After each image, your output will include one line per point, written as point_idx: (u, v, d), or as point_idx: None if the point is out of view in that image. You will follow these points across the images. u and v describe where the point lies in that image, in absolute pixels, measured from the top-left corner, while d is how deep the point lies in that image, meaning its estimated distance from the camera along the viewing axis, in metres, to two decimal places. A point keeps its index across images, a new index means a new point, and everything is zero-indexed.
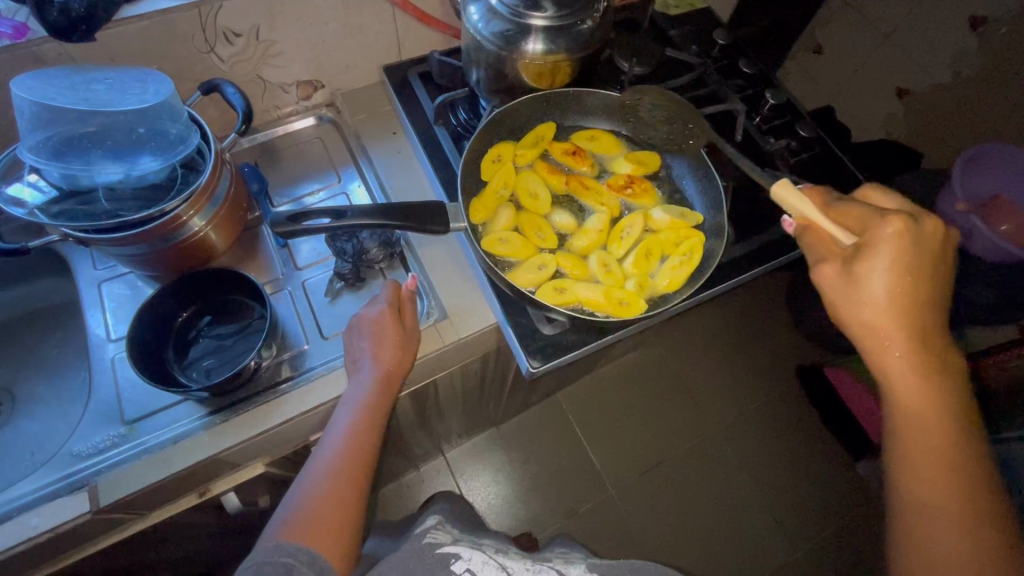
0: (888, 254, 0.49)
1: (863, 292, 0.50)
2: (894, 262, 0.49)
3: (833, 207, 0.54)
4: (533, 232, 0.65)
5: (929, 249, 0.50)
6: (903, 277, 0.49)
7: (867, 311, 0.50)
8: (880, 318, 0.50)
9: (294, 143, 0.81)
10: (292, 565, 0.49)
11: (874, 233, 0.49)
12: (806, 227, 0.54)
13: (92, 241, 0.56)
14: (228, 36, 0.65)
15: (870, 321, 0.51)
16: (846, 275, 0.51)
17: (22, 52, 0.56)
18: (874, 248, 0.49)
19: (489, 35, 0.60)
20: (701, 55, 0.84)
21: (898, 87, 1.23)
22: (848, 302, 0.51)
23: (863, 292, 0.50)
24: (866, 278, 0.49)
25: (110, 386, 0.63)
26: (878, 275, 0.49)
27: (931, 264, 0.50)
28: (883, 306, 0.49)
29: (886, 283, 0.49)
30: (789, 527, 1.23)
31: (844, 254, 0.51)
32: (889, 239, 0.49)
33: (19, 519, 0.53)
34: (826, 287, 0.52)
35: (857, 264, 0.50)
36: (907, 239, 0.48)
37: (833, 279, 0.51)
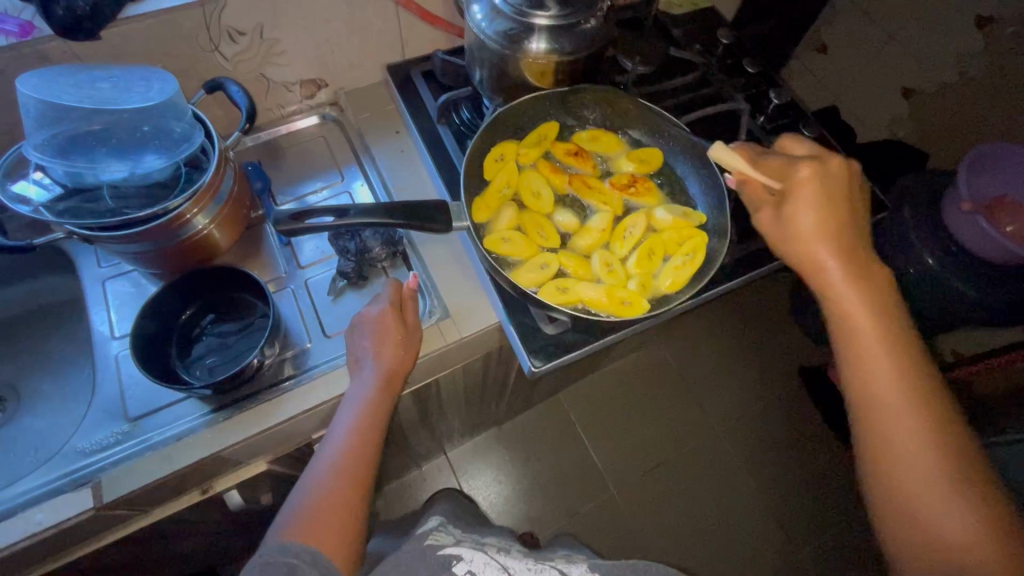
0: (804, 189, 0.55)
1: (796, 228, 0.55)
2: (816, 197, 0.54)
3: (758, 160, 0.59)
4: (535, 232, 0.65)
5: (842, 187, 0.56)
6: (823, 208, 0.54)
7: (813, 253, 0.55)
8: (812, 247, 0.55)
9: (297, 141, 0.81)
10: (296, 565, 0.49)
11: (794, 175, 0.56)
12: (743, 180, 0.59)
13: (96, 239, 0.56)
14: (232, 35, 0.65)
15: (804, 252, 0.55)
16: (780, 214, 0.56)
17: (28, 50, 0.57)
18: (796, 189, 0.55)
19: (492, 34, 0.60)
20: (705, 55, 0.84)
21: (904, 87, 1.23)
22: (785, 240, 0.56)
23: (795, 226, 0.55)
24: (792, 213, 0.55)
25: (113, 384, 0.64)
26: (805, 210, 0.54)
27: (847, 198, 0.56)
28: (811, 237, 0.54)
29: (810, 217, 0.54)
30: (791, 529, 1.23)
31: (775, 200, 0.57)
32: (806, 177, 0.55)
33: (23, 515, 0.54)
34: (765, 230, 0.58)
35: (788, 202, 0.55)
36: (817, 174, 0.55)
37: (768, 221, 0.57)
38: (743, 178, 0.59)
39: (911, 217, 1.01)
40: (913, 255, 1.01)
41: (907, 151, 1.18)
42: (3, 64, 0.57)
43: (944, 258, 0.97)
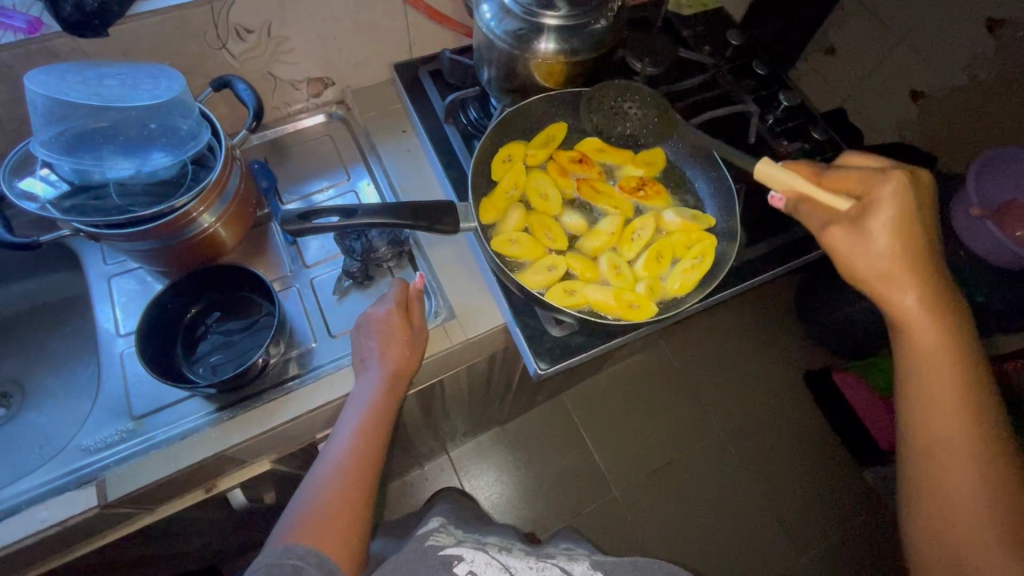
0: (892, 205, 0.50)
1: (875, 251, 0.51)
2: (902, 216, 0.50)
3: (828, 175, 0.55)
4: (543, 233, 0.64)
5: (926, 204, 0.52)
6: (908, 227, 0.50)
7: (894, 275, 0.51)
8: (893, 269, 0.51)
9: (303, 140, 0.81)
10: (301, 566, 0.49)
11: (878, 191, 0.51)
12: (799, 199, 0.54)
13: (103, 237, 0.56)
14: (240, 33, 0.65)
15: (883, 274, 0.51)
16: (858, 232, 0.51)
17: (36, 46, 0.57)
18: (877, 207, 0.51)
19: (502, 33, 0.59)
20: (714, 56, 0.83)
21: (912, 89, 1.22)
22: (862, 260, 0.52)
23: (875, 247, 0.51)
24: (874, 232, 0.51)
25: (118, 381, 0.64)
26: (887, 231, 0.50)
27: (929, 218, 0.52)
28: (893, 258, 0.50)
29: (893, 235, 0.50)
30: (794, 532, 1.22)
31: (850, 215, 0.52)
32: (893, 195, 0.50)
33: (28, 512, 0.54)
34: (837, 248, 0.53)
35: (869, 221, 0.51)
36: (906, 189, 0.50)
37: (844, 238, 0.52)
38: (802, 195, 0.54)
39: None
40: None
41: (916, 154, 1.17)
42: (11, 60, 0.57)
43: (953, 262, 0.97)
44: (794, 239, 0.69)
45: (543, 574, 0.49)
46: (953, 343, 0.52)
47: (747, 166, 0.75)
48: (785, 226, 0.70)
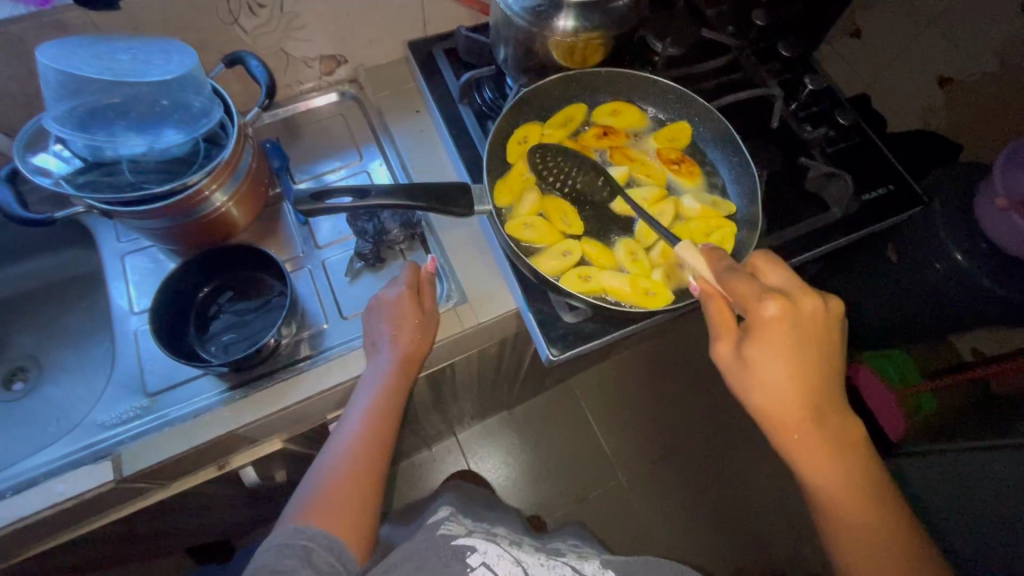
0: (770, 332, 0.46)
1: (753, 380, 0.47)
2: (778, 347, 0.46)
3: (723, 275, 0.49)
4: (558, 217, 0.63)
5: (812, 330, 0.47)
6: (788, 359, 0.46)
7: (777, 410, 0.48)
8: (772, 404, 0.48)
9: (315, 120, 0.80)
10: (311, 548, 0.50)
11: (755, 315, 0.46)
12: (706, 297, 0.50)
13: (116, 214, 0.55)
14: (251, 7, 0.64)
15: (763, 406, 0.48)
16: (739, 359, 0.48)
17: (47, 19, 0.56)
18: (757, 328, 0.47)
19: (520, 10, 0.58)
20: (737, 36, 0.81)
21: (940, 75, 1.17)
22: (743, 388, 0.48)
23: (754, 378, 0.47)
24: (754, 358, 0.47)
25: (132, 359, 0.64)
26: (766, 361, 0.46)
27: (816, 343, 0.47)
28: (772, 392, 0.47)
29: (773, 366, 0.46)
30: (801, 522, 1.22)
31: (734, 332, 0.48)
32: (770, 321, 0.46)
33: (45, 485, 0.55)
34: (722, 366, 0.49)
35: (747, 350, 0.47)
36: (788, 317, 0.46)
37: (726, 358, 0.48)
38: (707, 293, 0.50)
39: (943, 210, 0.97)
40: (941, 252, 0.98)
41: (942, 143, 1.13)
42: (22, 33, 0.56)
43: (973, 254, 0.94)
44: (815, 226, 0.68)
45: (554, 571, 0.50)
46: (839, 451, 0.50)
47: (769, 152, 0.73)
48: (805, 215, 0.69)
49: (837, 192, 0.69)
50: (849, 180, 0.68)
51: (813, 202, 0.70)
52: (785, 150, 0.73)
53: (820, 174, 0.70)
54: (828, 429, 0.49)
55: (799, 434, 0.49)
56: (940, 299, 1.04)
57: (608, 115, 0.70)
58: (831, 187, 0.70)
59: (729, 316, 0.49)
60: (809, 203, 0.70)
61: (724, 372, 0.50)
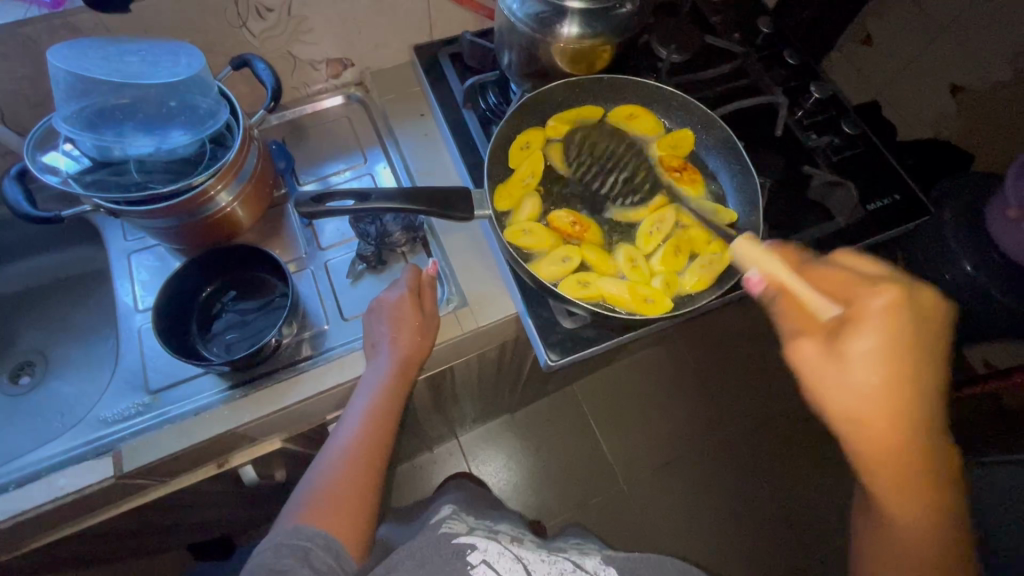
0: (879, 329, 0.42)
1: (848, 379, 0.42)
2: (891, 344, 0.42)
3: (814, 273, 0.46)
4: (558, 221, 0.63)
5: (927, 329, 0.44)
6: (900, 359, 0.42)
7: (874, 421, 0.43)
8: (871, 411, 0.43)
9: (321, 121, 0.80)
10: (310, 548, 0.50)
11: (864, 305, 0.43)
12: (779, 289, 0.46)
13: (123, 213, 0.56)
14: (259, 11, 0.65)
15: (860, 414, 0.43)
16: (833, 356, 0.43)
17: (59, 21, 0.57)
18: (864, 323, 0.42)
19: (523, 17, 0.58)
20: (743, 43, 0.80)
21: (953, 85, 1.16)
22: (839, 394, 0.43)
23: (855, 379, 0.42)
24: (854, 356, 0.42)
25: (136, 356, 0.65)
26: (868, 359, 0.42)
27: (931, 344, 0.44)
28: (875, 396, 0.42)
29: (880, 367, 0.42)
30: (803, 533, 1.20)
31: (828, 327, 0.44)
32: (881, 313, 0.42)
33: (48, 479, 0.55)
34: (802, 365, 0.44)
35: (848, 344, 0.42)
36: (903, 309, 0.42)
37: (813, 356, 0.44)
38: (783, 287, 0.46)
39: (952, 220, 0.96)
40: (950, 262, 0.96)
41: (952, 152, 1.12)
42: (35, 34, 0.57)
43: (983, 265, 0.93)
44: (817, 235, 0.67)
45: (555, 566, 0.49)
46: (931, 481, 0.45)
47: (773, 159, 0.72)
48: (806, 224, 0.69)
49: (840, 201, 0.69)
50: (853, 189, 0.69)
51: (815, 211, 0.69)
52: (790, 158, 0.73)
53: (824, 181, 0.70)
54: (931, 453, 0.44)
55: (897, 450, 0.44)
56: (950, 311, 1.03)
57: (622, 118, 0.69)
58: (834, 195, 0.69)
59: (810, 313, 0.44)
60: (811, 211, 0.70)
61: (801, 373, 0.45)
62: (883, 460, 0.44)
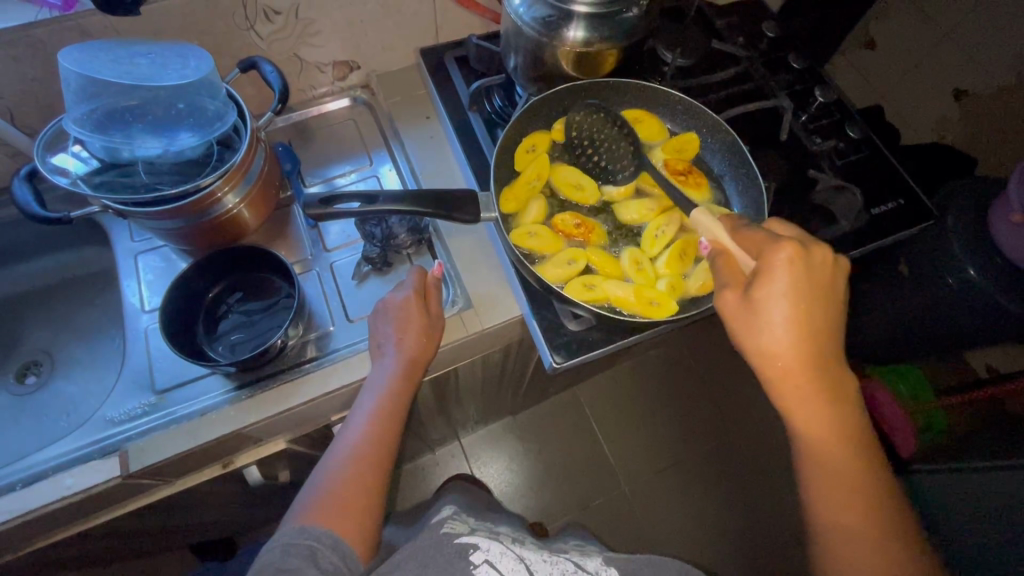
0: (784, 278, 0.45)
1: (759, 322, 0.46)
2: (789, 289, 0.45)
3: (739, 233, 0.50)
4: (564, 224, 0.63)
5: (822, 279, 0.46)
6: (799, 304, 0.45)
7: (781, 356, 0.47)
8: (778, 347, 0.47)
9: (327, 124, 0.81)
10: (317, 548, 0.50)
11: (768, 258, 0.46)
12: (715, 252, 0.50)
13: (131, 214, 0.57)
14: (267, 14, 0.65)
15: (769, 350, 0.47)
16: (747, 304, 0.47)
17: (69, 24, 0.58)
18: (770, 273, 0.45)
19: (530, 20, 0.58)
20: (748, 48, 0.81)
21: (956, 89, 1.16)
22: (748, 333, 0.47)
23: (759, 320, 0.46)
24: (764, 304, 0.46)
25: (142, 356, 0.65)
26: (773, 303, 0.46)
27: (823, 291, 0.47)
28: (782, 336, 0.46)
29: (784, 311, 0.45)
30: (805, 537, 1.20)
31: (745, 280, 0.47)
32: (783, 264, 0.45)
33: (54, 479, 0.56)
34: (726, 314, 0.48)
35: (755, 292, 0.46)
36: (800, 263, 0.45)
37: (733, 305, 0.47)
38: (717, 248, 0.50)
39: (955, 225, 0.96)
40: (953, 266, 0.96)
41: (956, 156, 1.12)
42: (45, 36, 0.58)
43: (986, 269, 0.93)
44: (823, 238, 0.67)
45: (557, 568, 0.49)
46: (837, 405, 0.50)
47: (777, 163, 0.73)
48: (813, 227, 0.69)
49: (845, 206, 0.68)
50: (858, 194, 0.68)
51: (822, 214, 0.69)
52: (795, 160, 0.73)
53: (828, 187, 0.70)
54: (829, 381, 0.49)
55: (795, 383, 0.48)
56: (954, 315, 1.03)
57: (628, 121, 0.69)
58: (839, 200, 0.69)
59: (738, 270, 0.49)
60: (818, 215, 0.69)
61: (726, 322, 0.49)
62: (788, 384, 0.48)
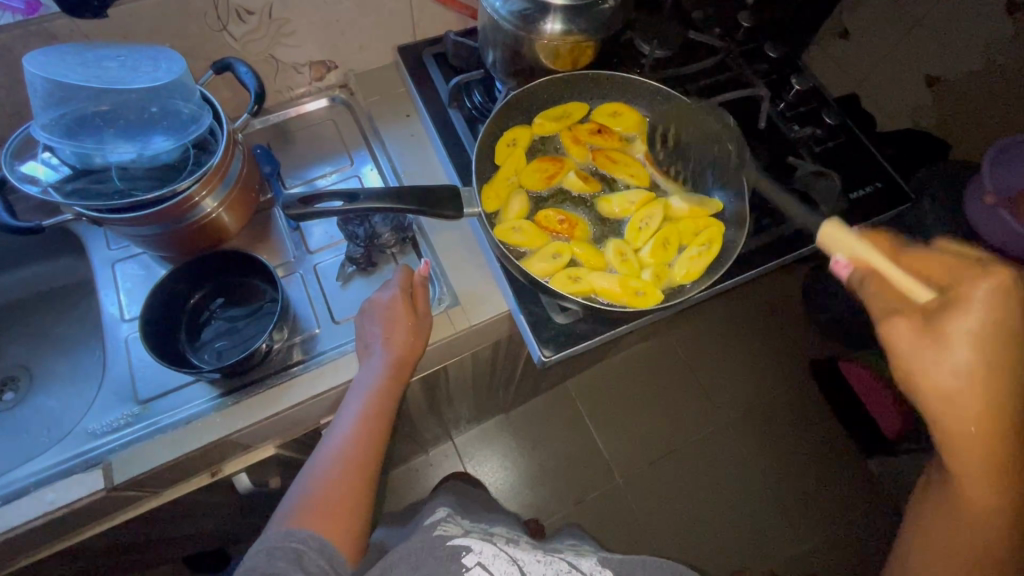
0: (982, 311, 0.42)
1: (946, 357, 0.43)
2: (988, 324, 0.42)
3: (903, 256, 0.48)
4: (546, 219, 0.63)
5: None
6: (998, 345, 0.42)
7: (966, 404, 0.44)
8: (965, 391, 0.43)
9: (305, 125, 0.80)
10: (303, 551, 0.49)
11: (966, 289, 0.43)
12: (869, 273, 0.47)
13: (105, 221, 0.55)
14: (240, 14, 0.64)
15: (952, 393, 0.44)
16: (930, 335, 0.43)
17: (35, 28, 0.56)
18: (963, 306, 0.43)
19: (507, 14, 0.58)
20: (724, 38, 0.81)
21: (928, 75, 1.19)
22: (927, 369, 0.44)
23: (944, 356, 0.43)
24: (950, 337, 0.43)
25: (123, 366, 0.64)
26: (966, 339, 0.42)
27: None
28: (968, 378, 0.43)
29: (976, 349, 0.42)
30: (795, 521, 1.22)
31: (923, 309, 0.44)
32: (985, 296, 0.42)
33: (36, 494, 0.54)
34: (899, 348, 0.45)
35: (945, 324, 0.43)
36: (1008, 298, 0.42)
37: (907, 336, 0.44)
38: (873, 270, 0.47)
39: (931, 209, 0.98)
40: None
41: (931, 141, 1.14)
42: (10, 41, 0.56)
43: None
44: (801, 226, 0.68)
45: (551, 568, 0.49)
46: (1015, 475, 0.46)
47: (757, 150, 0.74)
48: (794, 212, 0.70)
49: (823, 190, 0.70)
50: (836, 179, 0.70)
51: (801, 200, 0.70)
52: (774, 149, 0.74)
53: (808, 172, 0.71)
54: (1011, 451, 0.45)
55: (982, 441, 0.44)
56: None
57: (607, 115, 0.70)
58: (818, 185, 0.70)
59: (902, 293, 0.46)
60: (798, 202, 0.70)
61: (892, 353, 0.46)
62: (976, 448, 0.45)
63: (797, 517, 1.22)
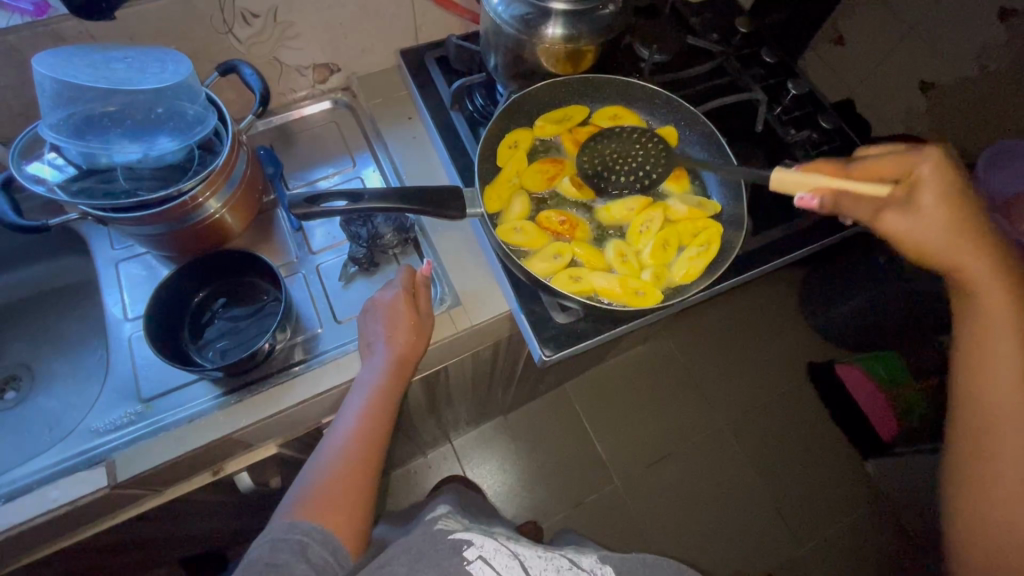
0: (939, 182, 0.51)
1: (933, 225, 0.52)
2: (946, 186, 0.51)
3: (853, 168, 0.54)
4: (547, 221, 0.64)
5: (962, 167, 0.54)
6: (957, 195, 0.51)
7: (959, 256, 0.53)
8: (957, 240, 0.52)
9: (308, 127, 0.81)
10: (306, 543, 0.50)
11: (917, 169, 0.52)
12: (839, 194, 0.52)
13: (111, 220, 0.56)
14: (245, 18, 0.65)
15: (950, 248, 0.53)
16: (916, 216, 0.52)
17: (43, 29, 0.57)
18: (923, 183, 0.52)
19: (509, 18, 0.59)
20: (722, 43, 0.83)
21: (923, 81, 1.19)
22: (926, 240, 0.53)
23: (934, 223, 0.52)
24: (929, 209, 0.52)
25: (126, 365, 0.64)
26: (936, 205, 0.51)
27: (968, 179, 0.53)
28: (956, 230, 0.52)
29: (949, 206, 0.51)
30: (792, 523, 1.23)
31: (897, 199, 0.53)
32: (931, 169, 0.51)
33: (40, 492, 0.54)
34: (897, 234, 0.53)
35: (920, 203, 0.52)
36: (945, 163, 0.52)
37: (903, 223, 0.53)
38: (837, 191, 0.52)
39: None
40: None
41: None
42: (18, 42, 0.57)
43: None
44: (798, 228, 0.69)
45: (552, 563, 0.50)
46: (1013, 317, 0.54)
47: (754, 153, 0.75)
48: (791, 214, 0.70)
49: None
50: None
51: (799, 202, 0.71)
52: (771, 153, 0.75)
53: None
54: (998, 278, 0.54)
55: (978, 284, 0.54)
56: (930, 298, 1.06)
57: (606, 119, 0.71)
58: None
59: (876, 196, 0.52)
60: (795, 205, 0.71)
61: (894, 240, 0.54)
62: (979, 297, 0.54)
63: (794, 519, 1.23)
